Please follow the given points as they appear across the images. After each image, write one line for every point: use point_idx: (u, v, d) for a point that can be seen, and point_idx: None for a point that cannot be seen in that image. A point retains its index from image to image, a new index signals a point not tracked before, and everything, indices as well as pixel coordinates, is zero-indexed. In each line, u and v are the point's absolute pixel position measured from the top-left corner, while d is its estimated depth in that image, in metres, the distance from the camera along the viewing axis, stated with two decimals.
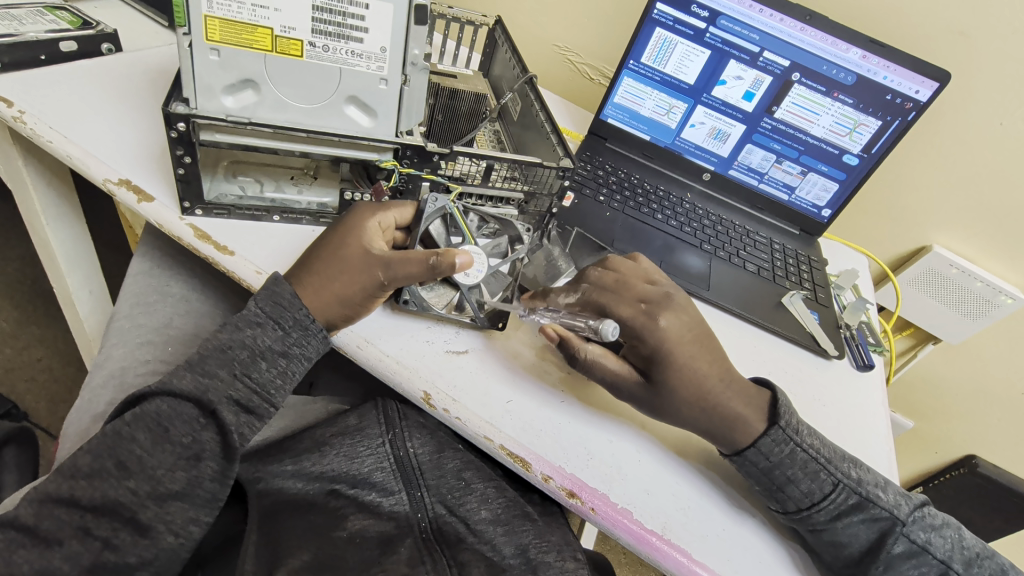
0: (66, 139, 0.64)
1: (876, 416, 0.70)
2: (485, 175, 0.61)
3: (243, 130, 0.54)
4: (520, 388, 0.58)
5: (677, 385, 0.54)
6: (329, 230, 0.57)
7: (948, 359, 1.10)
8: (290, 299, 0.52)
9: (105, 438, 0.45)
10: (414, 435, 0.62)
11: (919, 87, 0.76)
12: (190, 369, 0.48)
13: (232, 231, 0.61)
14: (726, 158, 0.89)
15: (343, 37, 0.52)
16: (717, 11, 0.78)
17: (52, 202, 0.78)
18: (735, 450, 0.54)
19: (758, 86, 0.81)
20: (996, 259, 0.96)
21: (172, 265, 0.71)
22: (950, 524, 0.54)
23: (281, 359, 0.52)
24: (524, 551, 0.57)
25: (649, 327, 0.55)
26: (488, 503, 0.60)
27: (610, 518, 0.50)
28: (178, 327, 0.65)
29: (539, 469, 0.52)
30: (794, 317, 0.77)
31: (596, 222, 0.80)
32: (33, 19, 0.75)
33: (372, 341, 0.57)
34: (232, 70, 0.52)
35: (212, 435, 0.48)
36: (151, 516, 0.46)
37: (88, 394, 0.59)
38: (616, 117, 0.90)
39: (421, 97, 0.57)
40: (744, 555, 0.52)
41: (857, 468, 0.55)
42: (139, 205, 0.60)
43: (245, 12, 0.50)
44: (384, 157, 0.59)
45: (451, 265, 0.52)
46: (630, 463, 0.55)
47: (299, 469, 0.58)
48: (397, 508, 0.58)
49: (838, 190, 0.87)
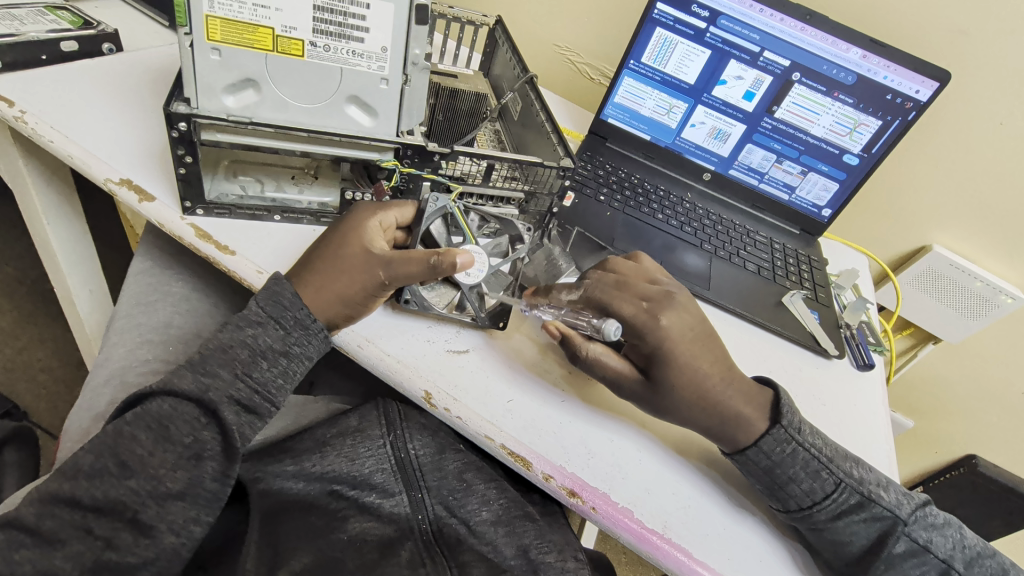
0: (67, 138, 0.64)
1: (877, 415, 0.70)
2: (485, 175, 0.61)
3: (243, 129, 0.55)
4: (521, 388, 0.58)
5: (678, 384, 0.54)
6: (329, 230, 0.57)
7: (948, 358, 1.10)
8: (291, 299, 0.52)
9: (106, 438, 0.45)
10: (416, 435, 0.62)
11: (920, 86, 0.76)
12: (191, 369, 0.48)
13: (232, 231, 0.61)
14: (726, 158, 0.89)
15: (344, 37, 0.52)
16: (717, 11, 0.78)
17: (52, 201, 0.78)
18: (736, 449, 0.54)
19: (758, 86, 0.81)
20: (996, 259, 0.96)
21: (173, 264, 0.71)
22: (951, 524, 0.54)
23: (282, 358, 0.52)
24: (525, 551, 0.58)
25: (650, 325, 0.55)
26: (489, 504, 0.60)
27: (611, 518, 0.50)
28: (179, 327, 0.65)
29: (540, 468, 0.52)
30: (795, 317, 0.77)
31: (596, 222, 0.80)
32: (34, 19, 0.75)
33: (372, 340, 0.57)
34: (233, 69, 0.52)
35: (212, 435, 0.48)
36: (153, 516, 0.46)
37: (89, 394, 0.59)
38: (616, 117, 0.90)
39: (422, 96, 0.57)
40: (744, 554, 0.52)
41: (859, 467, 0.55)
42: (139, 204, 0.60)
43: (246, 12, 0.50)
44: (384, 157, 0.59)
45: (451, 265, 0.52)
46: (631, 463, 0.55)
47: (299, 470, 0.58)
48: (397, 510, 0.58)
49: (838, 190, 0.87)
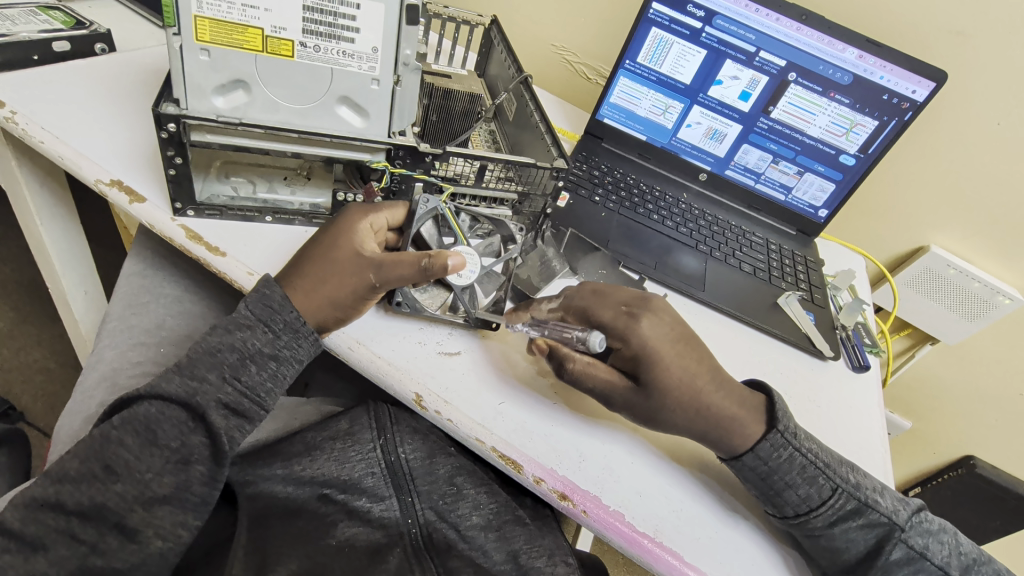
0: (58, 139, 0.63)
1: (873, 417, 0.69)
2: (479, 175, 0.60)
3: (232, 130, 0.54)
4: (511, 391, 0.57)
5: (669, 388, 0.53)
6: (318, 232, 0.56)
7: (948, 359, 1.09)
8: (280, 301, 0.52)
9: (93, 442, 0.45)
10: (407, 439, 0.62)
11: (916, 86, 0.76)
12: (178, 372, 0.48)
13: (225, 232, 0.61)
14: (723, 158, 0.88)
15: (334, 37, 0.52)
16: (712, 11, 0.77)
17: (47, 202, 0.78)
18: (732, 454, 0.54)
19: (755, 86, 0.81)
20: (996, 259, 0.96)
21: (165, 265, 0.70)
22: (947, 530, 0.54)
23: (271, 362, 0.51)
24: (515, 556, 0.58)
25: (631, 328, 0.55)
26: (479, 509, 0.60)
27: (602, 521, 0.50)
28: (171, 328, 0.65)
29: (531, 471, 0.52)
30: (791, 318, 0.77)
31: (591, 222, 0.80)
32: (26, 19, 0.74)
33: (364, 342, 0.56)
34: (222, 70, 0.52)
35: (201, 439, 0.48)
36: (139, 521, 0.46)
37: (79, 396, 0.59)
38: (611, 117, 0.90)
39: (414, 97, 0.56)
40: (735, 558, 0.52)
41: (855, 472, 0.55)
42: (130, 205, 0.60)
43: (235, 12, 0.49)
44: (376, 157, 0.59)
45: (443, 267, 0.52)
46: (622, 468, 0.55)
47: (288, 473, 0.58)
48: (388, 513, 0.58)
49: (834, 190, 0.86)
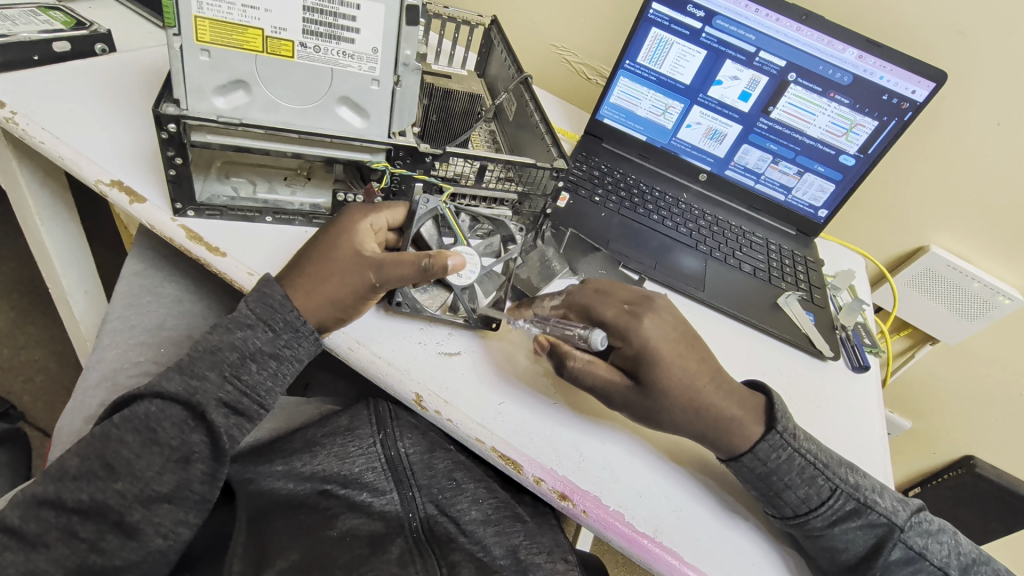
0: (59, 139, 0.63)
1: (873, 417, 0.70)
2: (479, 175, 0.60)
3: (233, 130, 0.54)
4: (511, 390, 0.57)
5: (668, 388, 0.53)
6: (318, 233, 0.56)
7: (948, 359, 1.09)
8: (280, 300, 0.52)
9: (93, 440, 0.45)
10: (406, 434, 0.62)
11: (916, 86, 0.76)
12: (179, 371, 0.48)
13: (225, 232, 0.61)
14: (722, 158, 0.88)
15: (334, 38, 0.52)
16: (712, 11, 0.77)
17: (47, 202, 0.78)
18: (731, 455, 0.54)
19: (755, 86, 0.81)
20: (996, 259, 0.96)
21: (165, 265, 0.70)
22: (946, 529, 0.54)
23: (272, 360, 0.51)
24: (514, 551, 0.58)
25: (630, 329, 0.55)
26: (478, 503, 0.60)
27: (602, 521, 0.50)
28: (171, 327, 0.65)
29: (530, 471, 0.52)
30: (790, 318, 0.77)
31: (591, 222, 0.80)
32: (27, 19, 0.75)
33: (364, 342, 0.56)
34: (222, 71, 0.52)
35: (201, 437, 0.48)
36: (139, 518, 0.46)
37: (80, 395, 0.59)
38: (611, 117, 0.90)
39: (414, 97, 0.56)
40: (734, 556, 0.52)
41: (854, 473, 0.55)
42: (130, 205, 0.60)
43: (235, 12, 0.49)
44: (376, 157, 0.59)
45: (444, 267, 0.53)
46: (621, 465, 0.55)
47: (289, 469, 0.58)
48: (389, 507, 0.58)
49: (834, 190, 0.86)
